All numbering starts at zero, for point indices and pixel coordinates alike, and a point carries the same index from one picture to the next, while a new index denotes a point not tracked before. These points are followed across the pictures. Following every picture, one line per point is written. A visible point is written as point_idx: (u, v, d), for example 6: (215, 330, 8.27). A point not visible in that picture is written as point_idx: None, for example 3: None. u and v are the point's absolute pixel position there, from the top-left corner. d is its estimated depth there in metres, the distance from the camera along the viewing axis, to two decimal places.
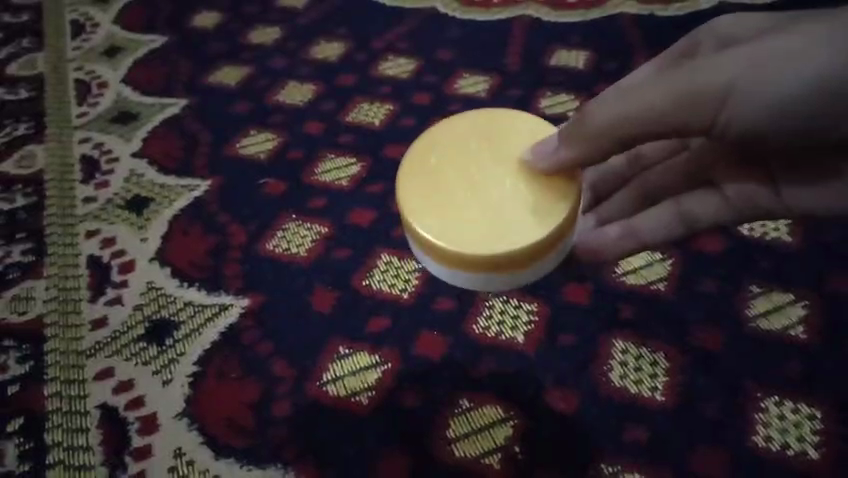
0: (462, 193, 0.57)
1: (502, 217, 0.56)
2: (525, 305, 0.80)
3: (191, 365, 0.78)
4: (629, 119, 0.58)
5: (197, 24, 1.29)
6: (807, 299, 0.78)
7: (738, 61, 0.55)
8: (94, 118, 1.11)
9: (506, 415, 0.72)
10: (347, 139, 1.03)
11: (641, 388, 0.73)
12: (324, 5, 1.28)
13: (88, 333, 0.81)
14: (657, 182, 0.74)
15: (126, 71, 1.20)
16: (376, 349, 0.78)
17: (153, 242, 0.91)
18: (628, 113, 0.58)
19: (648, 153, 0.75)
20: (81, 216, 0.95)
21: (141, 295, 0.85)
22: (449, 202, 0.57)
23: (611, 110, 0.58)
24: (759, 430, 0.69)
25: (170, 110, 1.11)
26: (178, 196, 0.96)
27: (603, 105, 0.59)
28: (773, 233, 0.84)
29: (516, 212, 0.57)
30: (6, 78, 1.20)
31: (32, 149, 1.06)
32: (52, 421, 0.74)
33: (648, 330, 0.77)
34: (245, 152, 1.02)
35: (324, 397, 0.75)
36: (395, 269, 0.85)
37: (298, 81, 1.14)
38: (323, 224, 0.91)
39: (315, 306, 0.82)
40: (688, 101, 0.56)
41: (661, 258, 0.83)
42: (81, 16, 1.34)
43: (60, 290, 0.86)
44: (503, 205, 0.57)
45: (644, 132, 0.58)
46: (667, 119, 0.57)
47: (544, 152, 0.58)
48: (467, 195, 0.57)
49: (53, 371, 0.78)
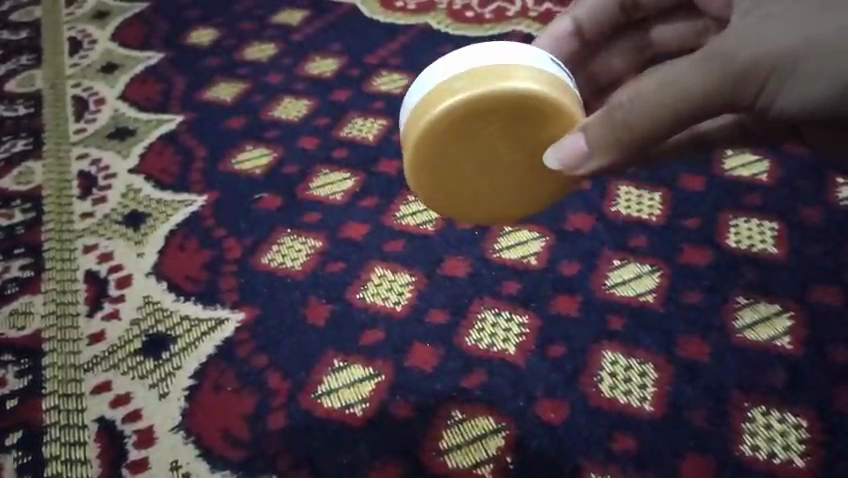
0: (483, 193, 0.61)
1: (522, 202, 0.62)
2: (516, 318, 0.82)
3: (188, 379, 0.79)
4: (663, 111, 0.49)
5: (194, 41, 1.31)
6: (792, 310, 0.80)
7: (794, 26, 0.47)
8: (92, 134, 1.12)
9: (497, 425, 0.74)
10: (341, 154, 1.04)
11: (630, 398, 0.74)
12: (318, 23, 1.31)
13: (86, 347, 0.82)
14: None
15: (123, 88, 1.21)
16: (369, 361, 0.80)
17: (149, 257, 0.92)
18: (660, 102, 0.49)
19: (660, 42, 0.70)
20: (78, 231, 0.96)
21: (138, 309, 0.86)
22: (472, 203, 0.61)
23: (642, 100, 0.50)
24: (745, 439, 0.71)
25: (167, 125, 1.13)
26: (174, 211, 0.98)
27: (635, 94, 0.50)
28: (759, 246, 0.87)
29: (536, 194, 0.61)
30: (4, 95, 1.22)
31: (29, 165, 1.07)
32: (50, 434, 0.75)
33: (637, 341, 0.79)
34: (241, 168, 1.04)
35: (318, 409, 0.76)
36: (388, 283, 0.87)
37: (292, 96, 1.15)
38: (318, 238, 0.93)
39: (310, 320, 0.84)
40: (729, 87, 0.48)
41: (650, 271, 0.85)
42: (79, 33, 1.36)
43: (58, 305, 0.87)
44: (523, 193, 0.61)
45: (685, 117, 0.49)
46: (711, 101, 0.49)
47: (571, 149, 0.54)
48: (487, 196, 0.61)
49: (52, 385, 0.79)
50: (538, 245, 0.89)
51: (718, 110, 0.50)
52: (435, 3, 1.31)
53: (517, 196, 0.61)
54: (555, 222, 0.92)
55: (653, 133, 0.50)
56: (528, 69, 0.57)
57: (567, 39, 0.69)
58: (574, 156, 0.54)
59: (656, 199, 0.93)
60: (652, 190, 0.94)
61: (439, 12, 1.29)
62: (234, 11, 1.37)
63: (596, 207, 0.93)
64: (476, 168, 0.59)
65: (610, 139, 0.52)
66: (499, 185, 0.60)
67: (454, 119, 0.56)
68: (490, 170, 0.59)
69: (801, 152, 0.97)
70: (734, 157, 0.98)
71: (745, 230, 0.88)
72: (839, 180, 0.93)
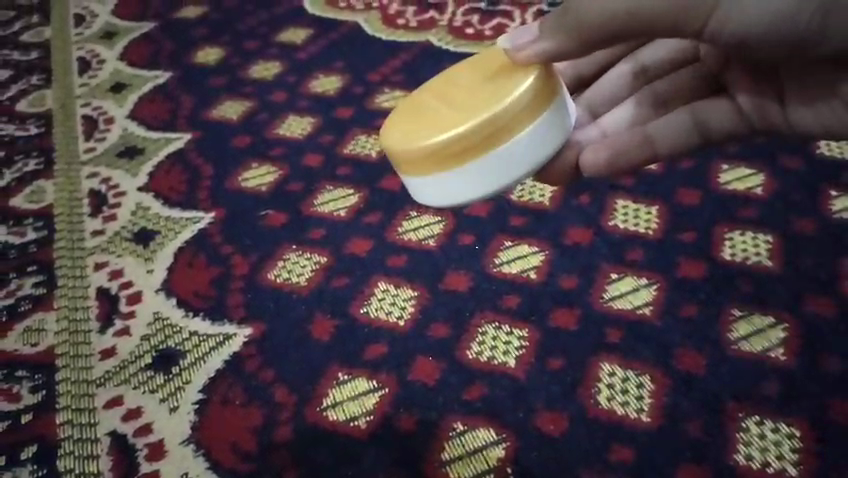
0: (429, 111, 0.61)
1: (471, 104, 0.59)
2: (516, 332, 0.84)
3: (197, 393, 0.81)
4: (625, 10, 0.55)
5: (200, 60, 1.34)
6: (786, 321, 0.82)
7: None
8: (101, 153, 1.15)
9: (498, 437, 0.75)
10: (344, 171, 1.07)
11: (627, 409, 0.76)
12: (321, 42, 1.33)
13: (98, 362, 0.85)
14: (667, 85, 0.71)
15: (132, 107, 1.24)
16: (373, 375, 0.82)
17: (159, 274, 0.94)
18: (612, 10, 0.55)
19: (655, 67, 0.73)
20: (90, 249, 0.99)
21: (148, 325, 0.88)
22: (422, 118, 0.61)
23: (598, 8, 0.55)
24: (740, 449, 0.72)
25: (174, 144, 1.15)
26: (183, 228, 1.00)
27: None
28: (754, 258, 0.89)
29: (484, 94, 0.59)
30: (16, 115, 1.25)
31: (41, 184, 1.10)
32: (64, 448, 0.77)
33: (634, 354, 0.81)
34: (247, 185, 1.06)
35: (324, 421, 0.78)
36: (390, 297, 0.89)
37: (297, 114, 1.18)
38: (322, 254, 0.95)
39: (315, 334, 0.86)
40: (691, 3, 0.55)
41: (646, 284, 0.87)
42: (87, 53, 1.39)
43: (70, 322, 0.89)
44: (471, 96, 0.60)
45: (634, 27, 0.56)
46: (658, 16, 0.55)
47: (522, 37, 0.60)
48: (435, 108, 0.61)
49: (65, 399, 0.81)
50: (537, 259, 0.91)
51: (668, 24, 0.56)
52: (436, 21, 1.33)
53: (466, 100, 0.60)
54: (554, 236, 0.94)
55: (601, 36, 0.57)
56: None
57: None
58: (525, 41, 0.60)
59: (653, 213, 0.95)
60: (648, 205, 0.97)
61: (440, 30, 1.31)
62: (240, 30, 1.40)
63: (594, 222, 0.95)
64: (428, 94, 0.63)
65: (562, 27, 0.58)
66: (447, 96, 0.61)
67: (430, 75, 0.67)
68: (439, 90, 0.63)
69: (795, 165, 0.99)
70: (730, 171, 1.00)
71: (740, 243, 0.91)
72: (833, 193, 0.95)
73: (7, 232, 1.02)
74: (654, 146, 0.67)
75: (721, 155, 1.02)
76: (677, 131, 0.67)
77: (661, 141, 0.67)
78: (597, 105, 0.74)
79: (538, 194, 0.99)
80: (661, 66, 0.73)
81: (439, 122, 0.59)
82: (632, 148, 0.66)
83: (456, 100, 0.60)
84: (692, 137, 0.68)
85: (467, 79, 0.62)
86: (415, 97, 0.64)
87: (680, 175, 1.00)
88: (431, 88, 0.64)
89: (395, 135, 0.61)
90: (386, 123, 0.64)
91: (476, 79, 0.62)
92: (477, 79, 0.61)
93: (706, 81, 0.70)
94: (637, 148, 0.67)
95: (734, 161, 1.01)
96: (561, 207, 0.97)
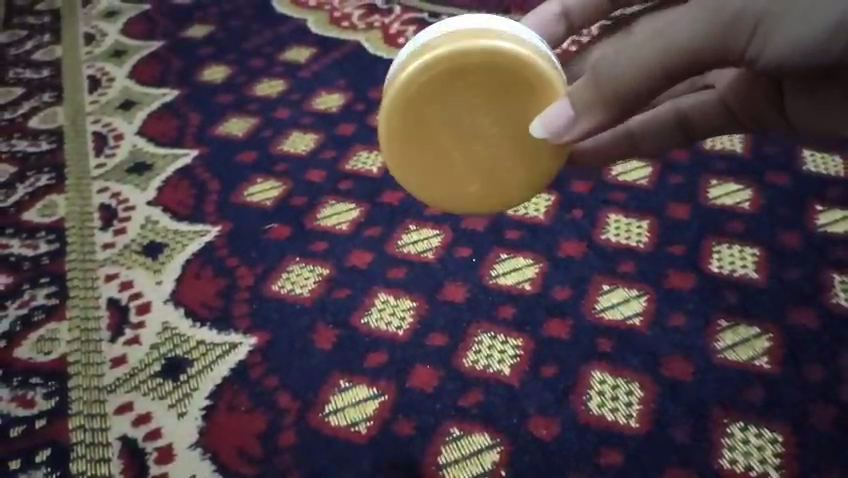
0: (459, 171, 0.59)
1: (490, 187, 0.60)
2: (510, 341, 0.87)
3: (204, 399, 0.84)
4: (655, 54, 0.48)
5: (207, 78, 1.38)
6: (770, 331, 0.85)
7: None
8: (111, 169, 1.19)
9: (493, 441, 0.79)
10: (346, 186, 1.10)
11: (616, 415, 0.79)
12: (324, 60, 1.38)
13: (109, 370, 0.88)
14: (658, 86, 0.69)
15: (140, 124, 1.28)
16: (373, 382, 0.85)
17: (167, 285, 0.98)
18: (641, 60, 0.48)
19: None
20: (100, 261, 1.02)
21: (157, 335, 0.92)
22: (440, 179, 0.60)
23: (624, 57, 0.49)
24: (724, 453, 0.76)
25: (182, 160, 1.19)
26: (190, 241, 1.04)
27: (619, 50, 0.49)
28: (740, 270, 0.92)
29: (507, 180, 0.60)
30: (28, 131, 1.29)
31: (53, 198, 1.13)
32: (76, 451, 0.80)
33: (625, 362, 0.84)
34: (253, 199, 1.10)
35: (325, 427, 0.81)
36: (390, 308, 0.92)
37: (300, 131, 1.22)
38: (325, 267, 0.98)
39: (318, 343, 0.89)
40: (721, 40, 0.48)
41: (637, 295, 0.90)
42: (97, 71, 1.44)
43: (82, 331, 0.92)
44: (505, 166, 0.59)
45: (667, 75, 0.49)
46: (690, 55, 0.48)
47: (557, 117, 0.53)
48: (456, 170, 0.59)
49: (77, 405, 0.84)
50: (532, 272, 0.95)
51: (708, 61, 0.48)
52: None
53: (488, 177, 0.59)
54: (548, 250, 0.97)
55: (636, 91, 0.49)
56: (512, 34, 0.56)
57: (553, 22, 0.65)
58: (561, 123, 0.53)
59: (644, 227, 0.99)
60: (639, 219, 1.00)
61: None
62: (245, 49, 1.45)
63: (587, 235, 0.99)
64: (449, 142, 0.58)
65: (597, 98, 0.51)
66: (470, 162, 0.59)
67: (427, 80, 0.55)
68: (462, 144, 0.58)
69: (780, 181, 1.03)
70: (718, 187, 1.03)
71: (727, 255, 0.94)
72: (817, 208, 0.99)
73: (20, 244, 1.06)
74: (634, 143, 0.66)
75: (709, 172, 1.06)
76: (655, 127, 0.66)
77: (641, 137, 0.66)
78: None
79: (533, 208, 1.03)
80: None
81: (457, 193, 0.60)
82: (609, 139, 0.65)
83: (480, 171, 0.59)
84: (672, 132, 0.66)
85: (497, 141, 0.58)
86: (434, 131, 0.57)
87: (670, 191, 1.04)
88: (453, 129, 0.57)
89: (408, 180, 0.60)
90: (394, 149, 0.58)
91: (505, 147, 0.58)
92: (505, 148, 0.58)
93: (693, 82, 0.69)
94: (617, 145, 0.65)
95: (723, 177, 1.05)
96: (555, 221, 1.01)
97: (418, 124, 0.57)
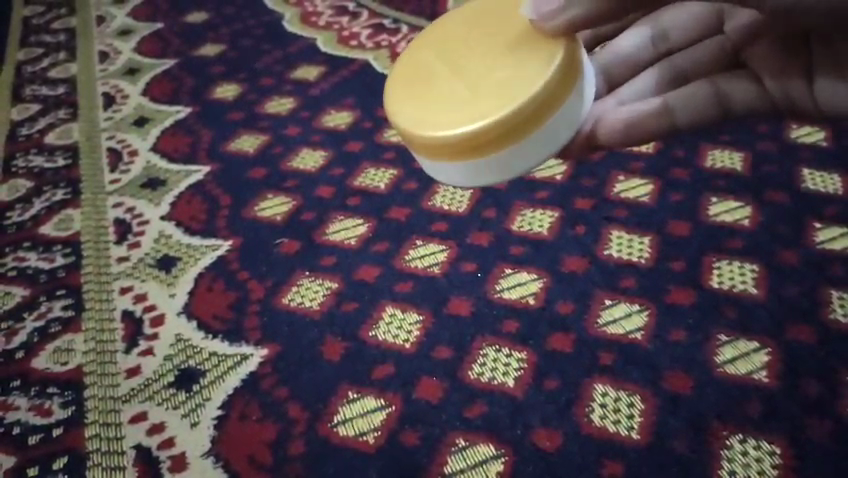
0: (455, 82, 0.63)
1: (493, 91, 0.61)
2: (515, 354, 0.89)
3: (216, 409, 0.87)
4: None
5: (219, 96, 1.42)
6: (769, 346, 0.87)
7: None
8: (125, 184, 1.22)
9: (498, 451, 0.81)
10: (355, 202, 1.13)
11: (618, 427, 0.81)
12: (333, 79, 1.41)
13: (123, 380, 0.91)
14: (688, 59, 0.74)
15: (154, 140, 1.32)
16: (381, 394, 0.87)
17: (181, 298, 1.00)
18: None
19: (675, 37, 0.77)
20: (115, 274, 1.05)
21: (171, 346, 0.94)
22: (439, 102, 0.63)
23: None
24: (724, 465, 0.77)
25: (194, 176, 1.22)
26: (202, 255, 1.07)
27: None
28: (740, 286, 0.94)
29: (509, 80, 0.61)
30: (45, 147, 1.32)
31: (69, 212, 1.17)
32: (92, 459, 0.83)
33: (626, 376, 0.86)
34: (262, 215, 1.13)
35: (334, 436, 0.83)
36: (397, 321, 0.95)
37: (310, 148, 1.25)
38: (333, 281, 1.01)
39: (327, 356, 0.92)
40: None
41: (638, 310, 0.93)
42: (112, 88, 1.48)
43: (98, 342, 0.95)
44: (504, 70, 0.62)
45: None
46: None
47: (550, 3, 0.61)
48: (454, 80, 0.63)
49: (93, 414, 0.87)
50: (536, 286, 0.97)
51: None
52: None
53: (486, 84, 0.62)
54: (552, 265, 1.00)
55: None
56: None
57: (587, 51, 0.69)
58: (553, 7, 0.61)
59: (645, 243, 1.01)
60: (641, 235, 1.02)
61: None
62: (257, 67, 1.48)
63: (589, 251, 1.01)
64: (449, 65, 0.64)
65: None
66: (466, 78, 0.63)
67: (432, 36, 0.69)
68: (457, 67, 0.64)
69: (778, 199, 1.06)
70: (718, 204, 1.06)
71: (727, 272, 0.96)
72: (816, 225, 1.01)
73: (37, 257, 1.09)
74: (672, 117, 0.70)
75: (709, 189, 1.08)
76: (694, 100, 0.70)
77: (678, 110, 0.70)
78: (613, 69, 0.77)
79: (537, 225, 1.05)
80: (683, 35, 0.76)
81: (457, 107, 0.61)
82: (646, 117, 0.70)
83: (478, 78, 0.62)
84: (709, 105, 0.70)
85: (492, 56, 0.63)
86: (431, 71, 0.65)
87: (670, 207, 1.06)
88: (449, 61, 0.65)
89: (407, 118, 0.63)
90: (397, 101, 0.65)
91: (500, 57, 0.63)
92: (499, 60, 0.63)
93: (726, 55, 0.73)
94: (654, 119, 0.70)
95: (723, 195, 1.07)
96: (558, 237, 1.03)
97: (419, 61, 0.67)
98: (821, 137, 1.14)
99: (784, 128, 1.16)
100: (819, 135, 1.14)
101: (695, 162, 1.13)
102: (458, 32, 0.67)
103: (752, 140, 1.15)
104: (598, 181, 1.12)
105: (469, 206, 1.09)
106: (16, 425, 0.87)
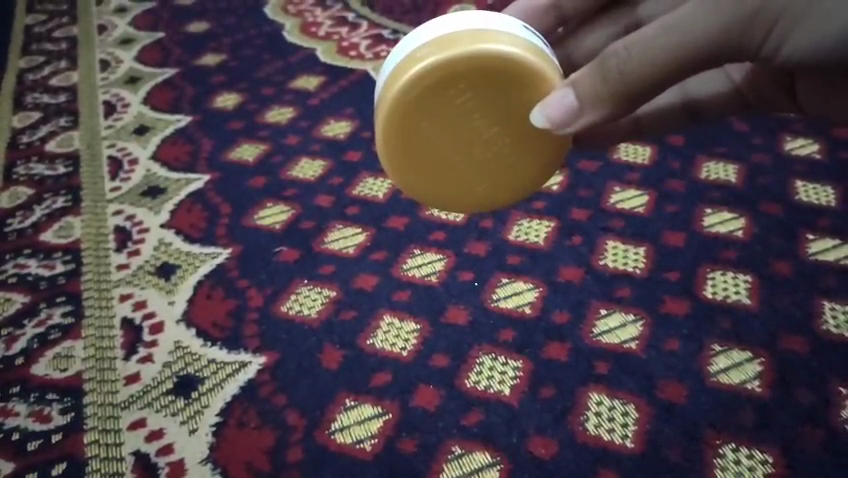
0: (462, 174, 0.58)
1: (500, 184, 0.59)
2: (510, 362, 0.90)
3: (214, 416, 0.87)
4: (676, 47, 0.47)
5: (219, 104, 1.43)
6: (762, 356, 0.88)
7: None
8: (126, 192, 1.23)
9: (493, 459, 0.81)
10: (354, 211, 1.14)
11: (613, 436, 0.82)
12: (333, 88, 1.43)
13: (123, 387, 0.91)
14: None
15: (154, 148, 1.33)
16: (378, 401, 0.88)
17: (180, 305, 1.01)
18: (657, 53, 0.48)
19: None
20: (115, 281, 1.06)
21: (170, 353, 0.95)
22: (443, 190, 0.59)
23: (638, 51, 0.48)
24: (717, 473, 0.78)
25: (194, 184, 1.23)
26: (201, 263, 1.08)
27: (630, 42, 0.49)
28: (733, 296, 0.95)
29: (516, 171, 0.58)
30: (46, 155, 1.33)
31: (69, 220, 1.17)
32: (91, 465, 0.83)
33: (621, 385, 0.87)
34: (262, 223, 1.14)
35: (331, 443, 0.84)
36: (395, 330, 0.95)
37: (309, 157, 1.26)
38: (331, 289, 1.02)
39: (324, 363, 0.92)
40: (734, 33, 0.47)
41: (633, 319, 0.94)
42: (113, 96, 1.49)
43: (97, 349, 0.96)
44: (510, 161, 0.58)
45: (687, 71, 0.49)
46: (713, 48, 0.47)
47: (558, 105, 0.52)
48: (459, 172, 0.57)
49: (93, 421, 0.87)
50: (532, 295, 0.98)
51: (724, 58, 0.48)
52: None
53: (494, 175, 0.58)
54: (548, 274, 1.01)
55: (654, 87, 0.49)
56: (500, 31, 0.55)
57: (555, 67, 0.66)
58: (562, 112, 0.52)
59: (641, 253, 1.02)
60: (636, 246, 1.04)
61: None
62: (257, 77, 1.50)
63: (585, 261, 1.02)
64: (454, 151, 0.56)
65: (606, 96, 0.50)
66: (475, 172, 0.58)
67: (424, 88, 0.54)
68: (462, 150, 0.56)
69: (773, 210, 1.07)
70: (713, 215, 1.07)
71: (721, 282, 0.97)
72: (809, 236, 1.02)
73: (37, 264, 1.09)
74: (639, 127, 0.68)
75: (704, 201, 1.09)
76: (663, 111, 0.68)
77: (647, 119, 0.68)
78: None
79: (533, 235, 1.07)
80: None
81: (461, 195, 0.59)
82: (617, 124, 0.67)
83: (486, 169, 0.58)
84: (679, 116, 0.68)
85: (500, 139, 0.56)
86: (430, 147, 0.56)
87: (665, 218, 1.07)
88: (451, 148, 0.56)
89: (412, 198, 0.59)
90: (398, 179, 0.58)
91: (509, 143, 0.56)
92: (506, 150, 0.57)
93: None
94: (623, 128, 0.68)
95: (718, 206, 1.08)
96: (555, 246, 1.05)
97: (412, 134, 0.55)
98: (814, 150, 1.16)
99: (778, 141, 1.18)
100: (813, 148, 1.16)
101: (690, 174, 1.14)
102: (460, 99, 0.54)
103: (746, 152, 1.17)
104: (594, 192, 1.13)
105: (466, 216, 1.11)
106: (15, 431, 0.87)
